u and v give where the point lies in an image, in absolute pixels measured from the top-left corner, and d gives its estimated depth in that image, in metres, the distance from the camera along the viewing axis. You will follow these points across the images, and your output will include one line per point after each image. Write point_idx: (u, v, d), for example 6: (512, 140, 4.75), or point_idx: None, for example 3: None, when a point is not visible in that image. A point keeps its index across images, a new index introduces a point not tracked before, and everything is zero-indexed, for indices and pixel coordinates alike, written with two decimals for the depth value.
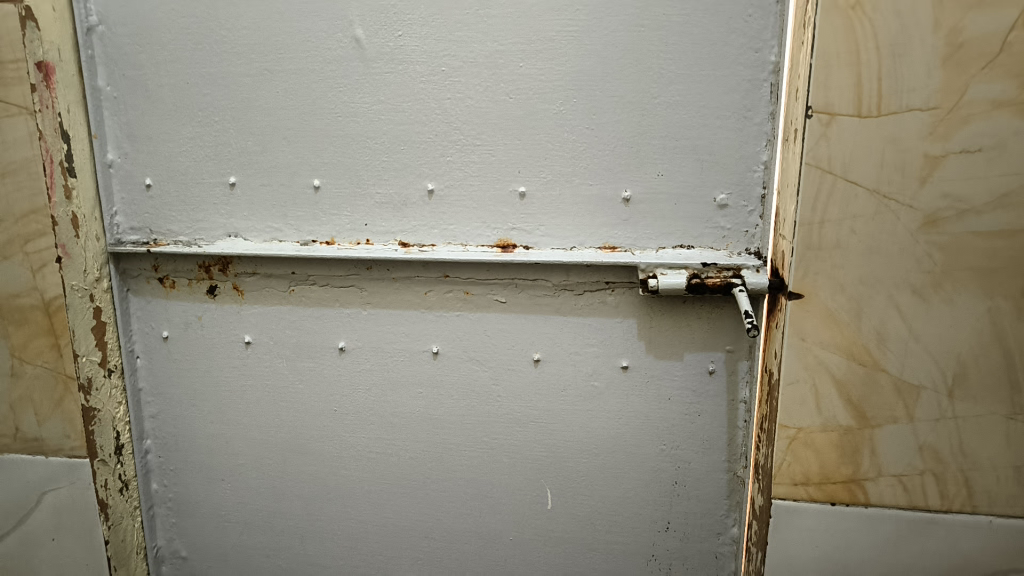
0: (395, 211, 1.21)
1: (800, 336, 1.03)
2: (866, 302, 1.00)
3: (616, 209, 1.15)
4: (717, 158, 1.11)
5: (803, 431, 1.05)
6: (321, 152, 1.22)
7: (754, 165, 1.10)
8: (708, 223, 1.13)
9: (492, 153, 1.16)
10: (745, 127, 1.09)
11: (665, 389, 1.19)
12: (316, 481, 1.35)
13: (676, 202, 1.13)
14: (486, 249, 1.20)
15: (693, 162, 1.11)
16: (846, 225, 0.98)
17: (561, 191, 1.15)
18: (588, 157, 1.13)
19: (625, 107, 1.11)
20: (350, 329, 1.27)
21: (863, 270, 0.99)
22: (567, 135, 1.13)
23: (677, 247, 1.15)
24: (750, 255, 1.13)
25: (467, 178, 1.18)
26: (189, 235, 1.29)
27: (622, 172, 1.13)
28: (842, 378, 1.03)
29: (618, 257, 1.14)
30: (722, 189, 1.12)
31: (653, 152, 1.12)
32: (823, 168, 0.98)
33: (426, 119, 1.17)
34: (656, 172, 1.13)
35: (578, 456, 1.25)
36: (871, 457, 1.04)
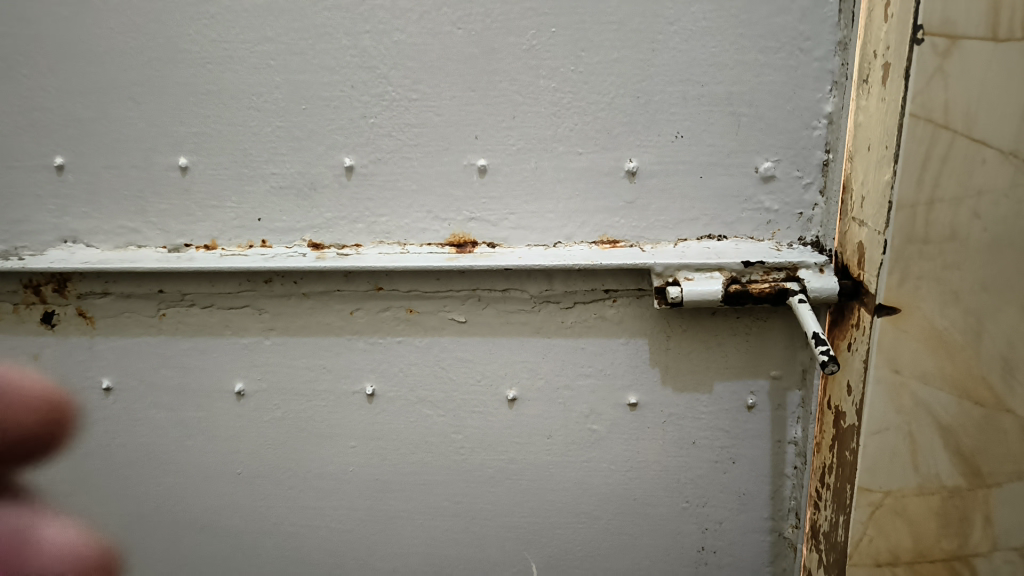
0: (302, 200, 0.85)
1: (892, 367, 0.71)
2: (990, 316, 0.68)
3: (616, 186, 0.81)
4: (761, 110, 0.77)
5: (892, 497, 0.75)
6: (186, 118, 0.84)
7: (813, 119, 0.77)
8: (747, 204, 0.80)
9: (437, 111, 0.80)
10: (801, 64, 0.75)
11: (687, 430, 0.88)
12: (221, 564, 1.01)
13: (701, 173, 0.79)
14: (434, 249, 0.84)
15: (726, 116, 0.77)
16: (965, 206, 0.66)
17: (538, 163, 0.80)
18: (576, 113, 0.78)
19: (627, 39, 0.76)
20: (251, 366, 0.91)
21: (987, 270, 0.67)
22: (544, 82, 0.78)
23: (702, 239, 0.82)
24: (806, 247, 0.81)
25: (403, 148, 0.82)
26: (7, 242, 0.90)
27: (625, 134, 0.79)
28: (947, 423, 0.72)
29: (623, 257, 0.80)
30: (766, 153, 0.78)
31: (669, 103, 0.77)
32: (935, 120, 0.64)
33: (337, 63, 0.79)
34: (673, 132, 0.78)
35: (572, 521, 0.93)
36: (986, 527, 0.75)
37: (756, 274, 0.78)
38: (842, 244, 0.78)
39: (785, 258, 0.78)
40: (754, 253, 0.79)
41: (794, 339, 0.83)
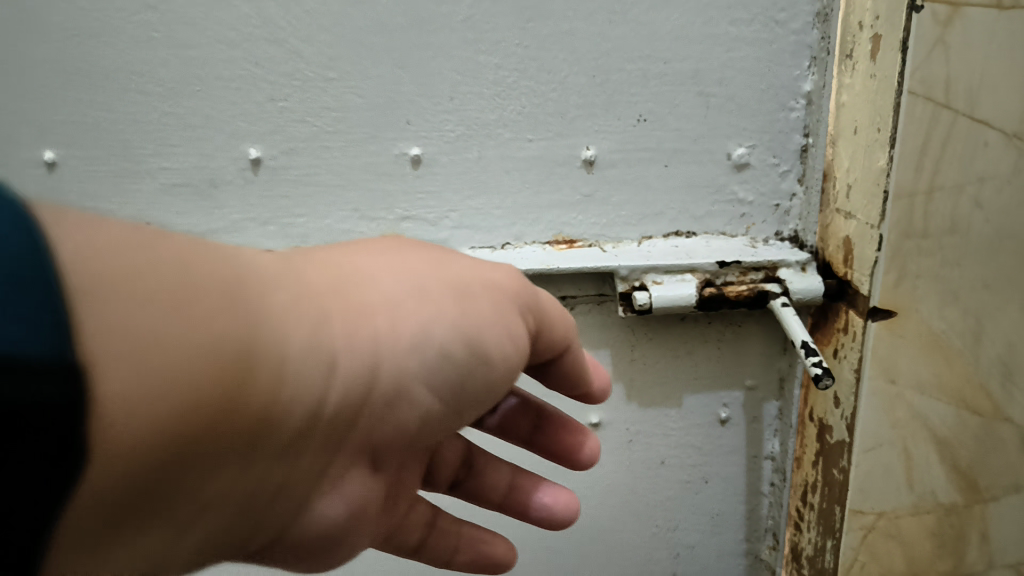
0: (201, 199, 0.71)
1: (889, 377, 0.63)
2: (990, 318, 0.61)
3: (572, 178, 0.70)
4: (733, 90, 0.67)
5: (885, 519, 0.68)
6: (47, 102, 0.68)
7: (790, 99, 0.69)
8: (718, 195, 0.71)
9: (358, 92, 0.67)
10: (776, 38, 0.66)
11: (655, 450, 0.79)
12: None
13: (668, 162, 0.70)
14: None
15: (694, 97, 0.67)
16: (966, 196, 0.58)
17: (481, 152, 0.69)
18: (523, 94, 0.67)
19: (581, 7, 0.64)
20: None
21: (989, 266, 0.59)
22: (484, 58, 0.66)
23: (668, 237, 0.73)
24: (784, 243, 0.73)
25: (320, 137, 0.69)
26: None
27: (580, 118, 0.68)
28: (943, 436, 0.64)
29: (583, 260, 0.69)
30: (739, 138, 0.69)
31: (629, 82, 0.67)
32: (934, 99, 0.56)
33: (235, 35, 0.65)
34: (635, 116, 0.68)
35: (529, 555, 0.83)
36: (982, 546, 0.68)
37: (732, 275, 0.69)
38: (824, 239, 0.70)
39: (765, 257, 0.69)
40: (729, 252, 0.70)
41: (772, 346, 0.75)
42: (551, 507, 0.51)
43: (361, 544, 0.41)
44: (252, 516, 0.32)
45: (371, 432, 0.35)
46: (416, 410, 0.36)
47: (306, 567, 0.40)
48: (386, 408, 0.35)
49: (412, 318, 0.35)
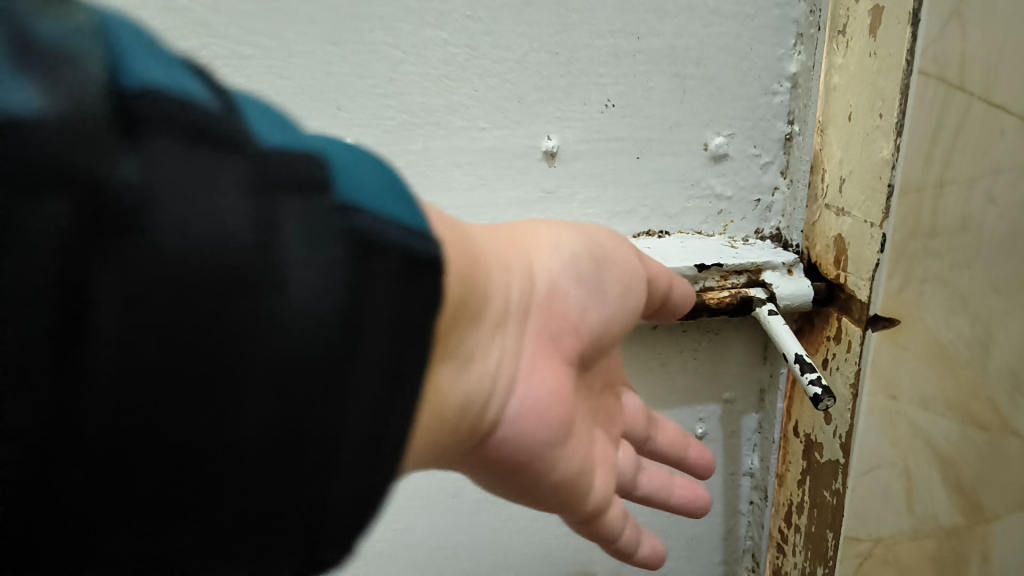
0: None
1: (890, 393, 0.57)
2: (999, 325, 0.55)
3: (532, 172, 0.58)
4: (712, 71, 0.58)
5: (882, 545, 0.62)
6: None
7: (773, 81, 0.61)
8: (694, 190, 0.62)
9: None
10: (760, 11, 0.58)
11: None
12: None
13: (639, 153, 0.60)
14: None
15: (671, 78, 0.58)
16: (979, 190, 0.52)
17: (428, 141, 0.55)
18: (475, 75, 0.54)
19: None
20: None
21: (1000, 270, 0.54)
22: (428, 31, 0.52)
23: (639, 237, 0.62)
24: (765, 242, 0.64)
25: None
26: None
27: (542, 104, 0.56)
28: (947, 454, 0.59)
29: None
30: (718, 126, 0.60)
31: (596, 61, 0.56)
32: (949, 82, 0.49)
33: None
34: (602, 100, 0.57)
35: None
36: (982, 568, 0.63)
37: (711, 279, 0.59)
38: (810, 238, 0.62)
39: (747, 258, 0.60)
40: (707, 252, 0.60)
41: (751, 354, 0.68)
42: (685, 502, 0.49)
43: (597, 495, 0.41)
44: (506, 398, 0.36)
45: (570, 335, 0.39)
46: (619, 304, 0.42)
47: (537, 504, 0.41)
48: (572, 303, 0.39)
49: (573, 232, 0.42)
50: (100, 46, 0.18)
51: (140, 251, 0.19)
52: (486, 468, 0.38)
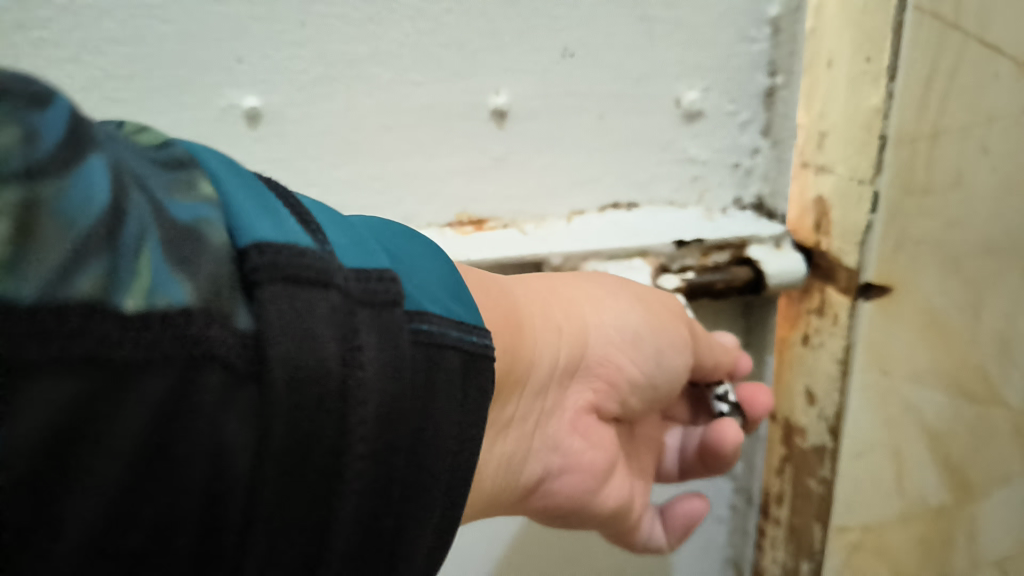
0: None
1: (881, 366, 0.52)
2: (992, 287, 0.48)
3: (478, 136, 0.48)
4: (687, 13, 0.49)
5: (872, 533, 0.57)
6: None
7: (751, 27, 0.51)
8: (665, 153, 0.52)
9: (159, 14, 0.40)
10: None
11: None
12: None
13: (602, 111, 0.50)
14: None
15: (635, 23, 0.48)
16: (975, 137, 0.45)
17: (352, 99, 0.44)
18: (406, 18, 0.43)
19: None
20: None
21: (1008, 226, 0.46)
22: None
23: (604, 211, 0.53)
24: (747, 213, 0.56)
25: (98, 86, 0.41)
26: None
27: (490, 55, 0.46)
28: (937, 434, 0.53)
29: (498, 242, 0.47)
30: (692, 78, 0.51)
31: (551, 4, 0.46)
32: (945, 17, 0.43)
33: None
34: (557, 49, 0.47)
35: None
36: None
37: (691, 258, 0.51)
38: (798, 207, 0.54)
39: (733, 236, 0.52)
40: (683, 228, 0.52)
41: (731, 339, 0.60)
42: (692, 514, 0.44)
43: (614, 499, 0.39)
44: (599, 485, 0.39)
45: (615, 389, 0.39)
46: (674, 373, 0.41)
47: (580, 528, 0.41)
48: (613, 406, 0.40)
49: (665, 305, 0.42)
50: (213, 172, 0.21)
51: (401, 329, 0.23)
52: (548, 517, 0.39)
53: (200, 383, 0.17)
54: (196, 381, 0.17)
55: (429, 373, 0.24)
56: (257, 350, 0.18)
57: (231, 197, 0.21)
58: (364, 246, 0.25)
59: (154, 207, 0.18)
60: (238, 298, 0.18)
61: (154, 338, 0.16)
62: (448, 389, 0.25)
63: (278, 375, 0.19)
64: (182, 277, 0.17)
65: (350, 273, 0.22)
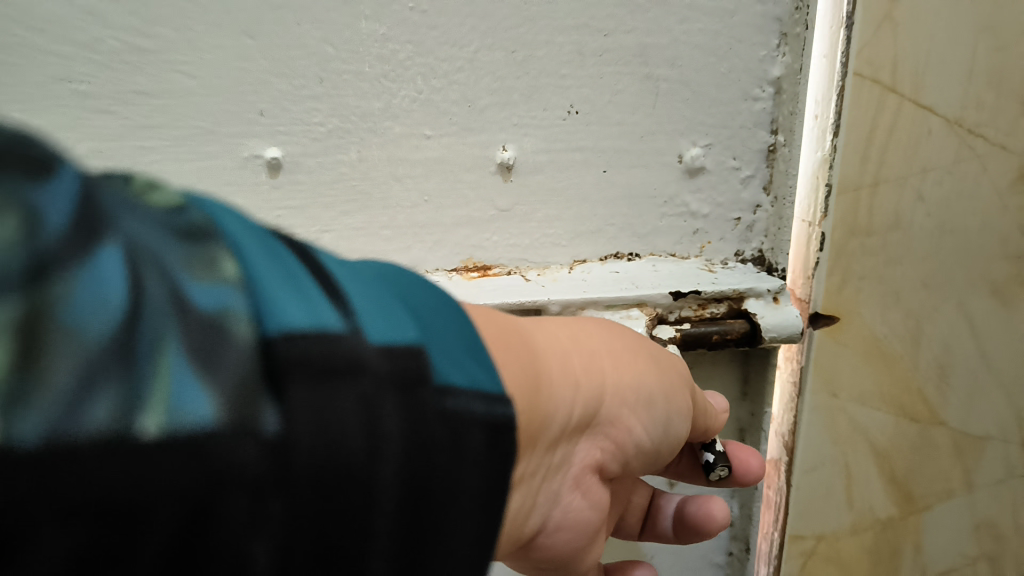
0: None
1: (830, 389, 0.57)
2: (928, 318, 0.57)
3: (484, 187, 0.48)
4: (689, 73, 0.48)
5: (824, 542, 0.62)
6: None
7: (754, 86, 0.49)
8: (665, 207, 0.51)
9: (188, 70, 0.42)
10: (740, 7, 0.47)
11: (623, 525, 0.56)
12: None
13: (606, 166, 0.49)
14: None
15: (641, 82, 0.47)
16: (910, 187, 0.53)
17: (363, 151, 0.45)
18: (418, 75, 0.44)
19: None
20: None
21: (928, 265, 0.55)
22: (366, 25, 0.42)
23: (606, 261, 0.52)
24: (747, 267, 0.54)
25: (130, 136, 0.43)
26: None
27: (500, 112, 0.46)
28: (883, 447, 0.60)
29: (507, 291, 0.47)
30: (694, 135, 0.50)
31: (558, 61, 0.46)
32: (880, 80, 0.50)
33: None
34: (563, 106, 0.47)
35: None
36: (914, 558, 0.65)
37: (687, 309, 0.50)
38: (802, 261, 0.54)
39: (728, 284, 0.50)
40: (680, 279, 0.50)
41: (727, 395, 0.58)
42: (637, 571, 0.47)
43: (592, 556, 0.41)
44: (586, 545, 0.39)
45: (617, 454, 0.39)
46: (675, 440, 0.40)
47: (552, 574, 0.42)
48: (615, 467, 0.39)
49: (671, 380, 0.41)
50: (216, 228, 0.18)
51: (428, 407, 0.21)
52: (532, 564, 0.40)
53: (226, 504, 0.16)
54: (220, 501, 0.15)
55: (455, 446, 0.22)
56: (286, 453, 0.17)
57: (253, 280, 0.18)
58: (398, 314, 0.22)
59: (169, 299, 0.16)
60: (265, 395, 0.16)
61: (170, 467, 0.15)
62: (472, 465, 0.22)
63: (301, 469, 0.17)
64: (206, 385, 0.15)
65: (373, 349, 0.20)
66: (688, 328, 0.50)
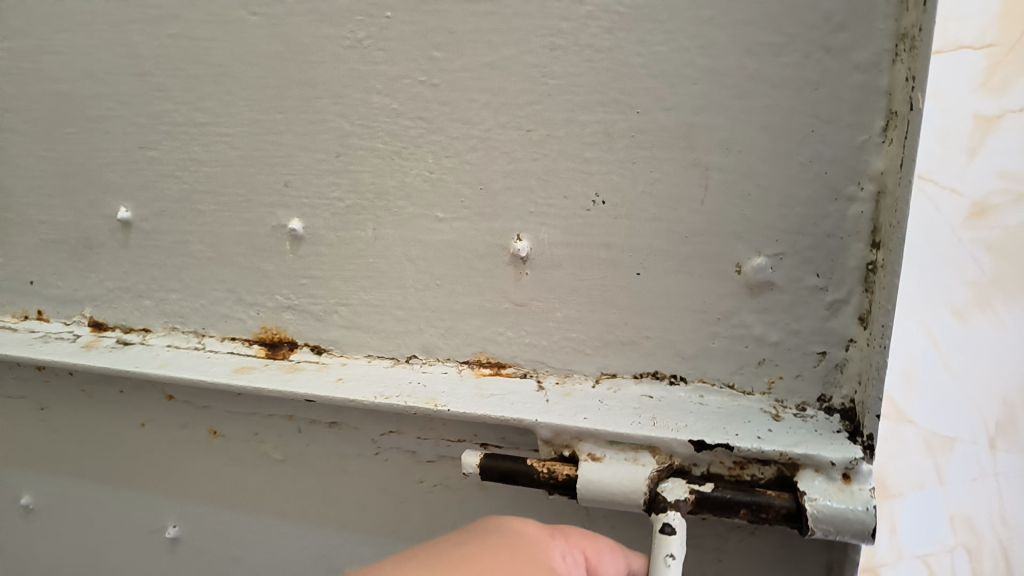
0: (73, 259, 0.57)
1: None
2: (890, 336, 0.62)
3: (498, 276, 0.45)
4: (752, 163, 0.38)
5: None
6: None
7: (847, 181, 0.37)
8: (720, 325, 0.41)
9: (230, 141, 0.50)
10: (830, 77, 0.36)
11: None
12: None
13: (640, 267, 0.42)
14: (238, 351, 0.53)
15: (688, 169, 0.39)
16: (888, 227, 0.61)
17: (376, 230, 0.47)
18: (429, 154, 0.44)
19: (515, 30, 0.41)
20: (39, 472, 0.63)
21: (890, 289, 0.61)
22: (379, 102, 0.45)
23: (642, 379, 0.44)
24: (829, 419, 0.39)
25: (187, 199, 0.52)
26: None
27: (520, 197, 0.43)
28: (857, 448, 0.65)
29: (506, 399, 0.44)
30: (757, 240, 0.39)
31: (581, 143, 0.41)
32: None
33: (105, 90, 0.52)
34: (588, 195, 0.42)
35: None
36: (887, 547, 0.67)
37: (719, 464, 0.39)
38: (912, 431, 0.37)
39: (773, 447, 0.37)
40: (717, 425, 0.39)
41: None
42: None
43: None
44: None
45: None
46: None
47: None
48: None
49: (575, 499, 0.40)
50: None
51: None
52: None
53: None
54: None
55: None
56: None
57: None
58: None
59: None
60: None
61: None
62: None
63: None
64: None
65: None
66: (710, 491, 0.38)
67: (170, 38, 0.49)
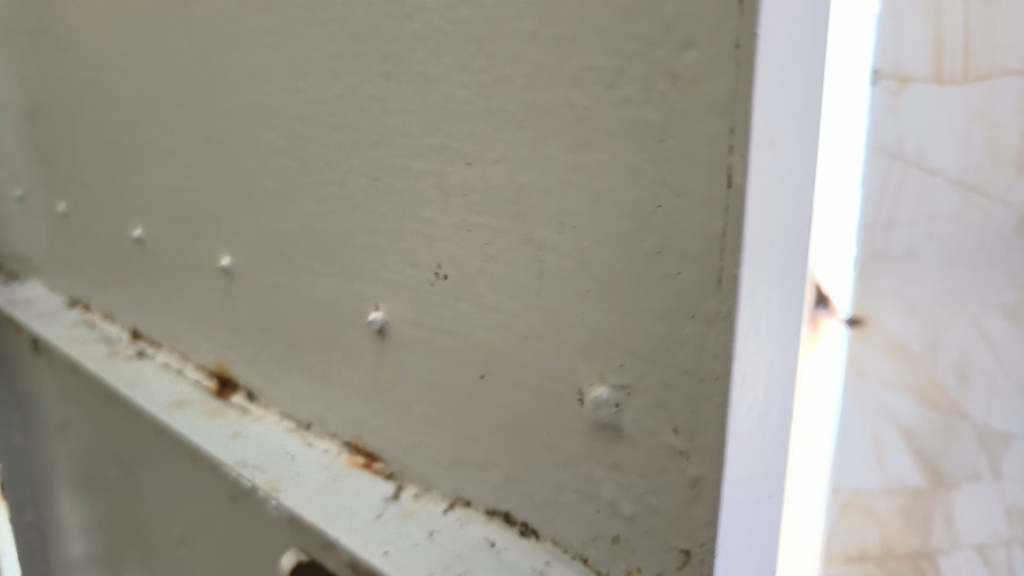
0: (120, 273, 0.62)
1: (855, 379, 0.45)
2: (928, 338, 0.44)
3: (361, 352, 0.37)
4: (583, 249, 0.26)
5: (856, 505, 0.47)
6: (54, 159, 0.68)
7: (700, 301, 0.23)
8: (559, 472, 0.29)
9: (186, 171, 0.49)
10: (673, 126, 0.22)
11: None
12: None
13: (484, 369, 0.31)
14: (200, 382, 0.53)
15: (520, 249, 0.28)
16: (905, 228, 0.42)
17: (272, 281, 0.42)
18: (305, 199, 0.39)
19: (354, 63, 0.33)
20: (87, 459, 0.68)
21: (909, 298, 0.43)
22: (268, 137, 0.40)
23: (492, 517, 0.33)
24: None
25: (171, 226, 0.53)
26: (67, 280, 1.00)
27: (371, 261, 0.35)
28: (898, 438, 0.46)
29: (342, 504, 0.36)
30: (596, 364, 0.26)
31: (419, 199, 0.32)
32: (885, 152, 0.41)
33: (126, 120, 0.55)
34: (431, 267, 0.32)
35: None
36: (945, 536, 0.47)
37: None
38: None
39: None
40: None
41: None
42: None
43: None
44: None
45: None
46: None
47: None
48: None
49: None
50: None
51: None
52: None
53: None
54: None
55: None
56: None
57: None
58: None
59: None
60: None
61: None
62: None
63: None
64: None
65: None
66: None
67: (151, 71, 0.50)
